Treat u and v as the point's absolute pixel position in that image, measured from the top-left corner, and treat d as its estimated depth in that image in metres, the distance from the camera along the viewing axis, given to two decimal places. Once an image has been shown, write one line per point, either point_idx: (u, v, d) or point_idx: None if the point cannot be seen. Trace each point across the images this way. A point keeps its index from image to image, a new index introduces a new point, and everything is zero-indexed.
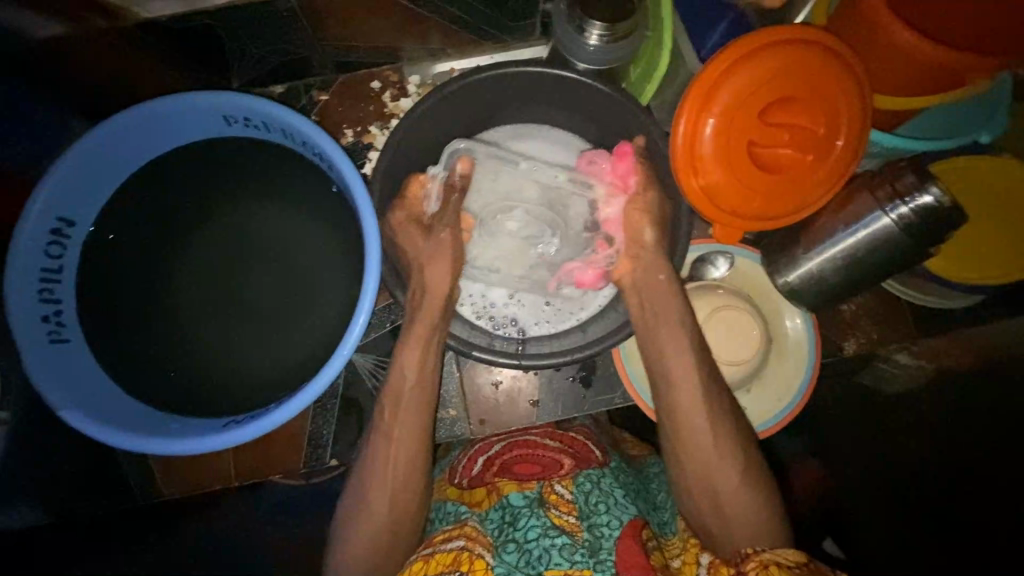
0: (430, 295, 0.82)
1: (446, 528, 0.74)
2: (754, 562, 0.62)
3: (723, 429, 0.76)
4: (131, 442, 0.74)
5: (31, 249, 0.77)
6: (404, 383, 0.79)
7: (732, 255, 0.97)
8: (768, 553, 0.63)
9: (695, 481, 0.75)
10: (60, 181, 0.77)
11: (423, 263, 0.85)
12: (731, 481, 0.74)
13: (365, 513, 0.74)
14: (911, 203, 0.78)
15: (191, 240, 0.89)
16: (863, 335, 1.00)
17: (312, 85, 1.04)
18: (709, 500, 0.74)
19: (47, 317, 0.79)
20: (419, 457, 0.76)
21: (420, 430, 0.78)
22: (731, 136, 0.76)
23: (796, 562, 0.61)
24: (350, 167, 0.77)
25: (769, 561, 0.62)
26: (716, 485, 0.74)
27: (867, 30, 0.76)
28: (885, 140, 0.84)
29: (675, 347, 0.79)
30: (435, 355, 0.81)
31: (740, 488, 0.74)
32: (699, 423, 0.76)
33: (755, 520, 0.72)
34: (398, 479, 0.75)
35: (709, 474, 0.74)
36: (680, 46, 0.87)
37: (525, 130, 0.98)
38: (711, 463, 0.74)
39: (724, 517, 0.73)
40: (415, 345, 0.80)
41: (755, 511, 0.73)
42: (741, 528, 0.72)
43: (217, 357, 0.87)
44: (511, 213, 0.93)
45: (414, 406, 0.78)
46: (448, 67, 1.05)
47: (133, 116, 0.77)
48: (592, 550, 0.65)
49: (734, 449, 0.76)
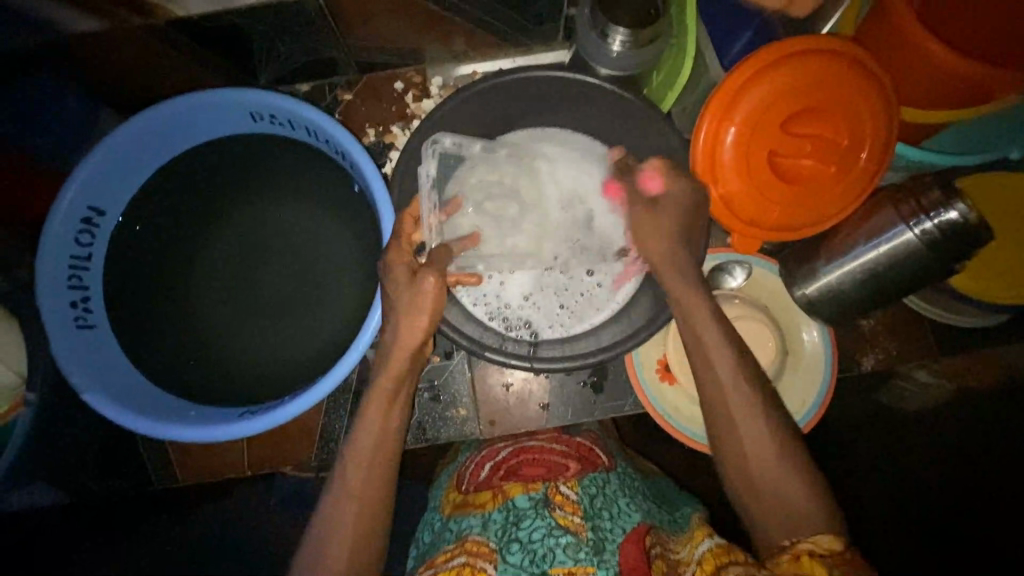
0: (407, 324, 0.72)
1: (447, 547, 0.72)
2: (786, 555, 0.60)
3: (768, 409, 0.69)
4: (151, 428, 0.76)
5: (63, 237, 0.79)
6: (384, 404, 0.72)
7: (749, 265, 0.96)
8: (804, 544, 0.61)
9: (738, 474, 0.68)
10: (92, 171, 0.79)
11: (397, 315, 0.72)
12: (768, 455, 0.67)
13: (338, 526, 0.68)
14: (936, 218, 0.76)
15: (215, 232, 0.90)
16: (881, 351, 0.98)
17: (337, 84, 1.05)
18: (750, 491, 0.67)
19: (75, 303, 0.81)
20: (388, 470, 0.72)
21: (380, 443, 0.71)
22: (752, 144, 0.76)
23: (829, 551, 0.59)
24: (370, 165, 0.80)
25: (805, 554, 0.59)
26: (757, 464, 0.67)
27: (894, 44, 0.75)
28: (911, 154, 0.83)
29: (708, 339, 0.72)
30: (397, 409, 0.73)
31: (779, 468, 0.66)
32: (736, 399, 0.69)
33: (798, 504, 0.64)
34: (364, 480, 0.70)
35: (748, 463, 0.67)
36: (703, 53, 0.86)
37: (528, 139, 0.97)
38: (753, 441, 0.68)
39: (768, 505, 0.65)
40: (383, 386, 0.72)
41: (796, 494, 0.64)
42: (787, 511, 0.64)
43: (236, 348, 0.89)
44: (511, 206, 0.92)
45: (390, 406, 0.73)
46: (470, 69, 1.05)
47: (165, 112, 0.80)
48: (596, 549, 0.66)
49: (766, 423, 0.68)
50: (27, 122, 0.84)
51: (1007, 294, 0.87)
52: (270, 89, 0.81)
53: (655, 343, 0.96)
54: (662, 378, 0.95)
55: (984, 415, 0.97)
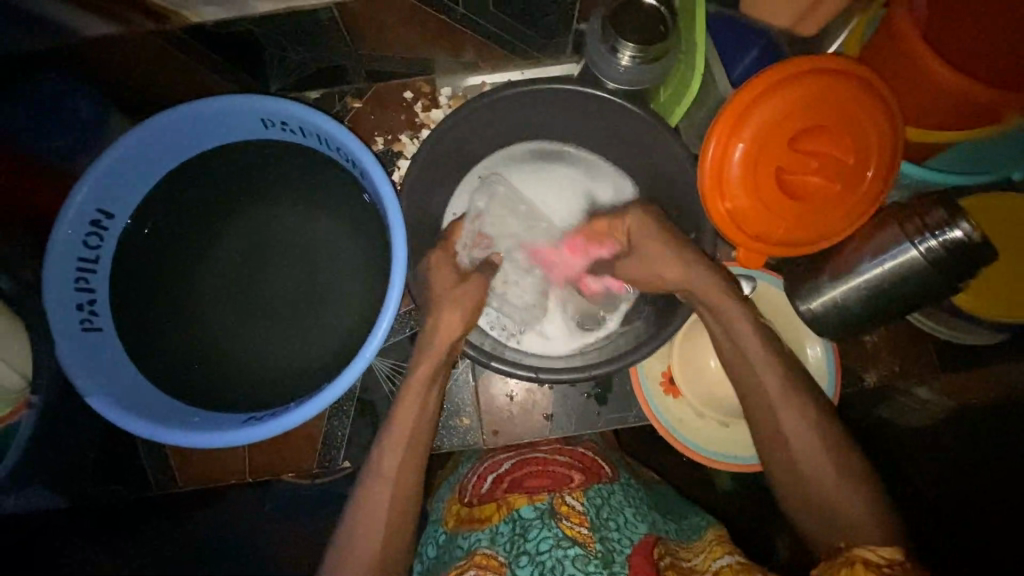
0: (450, 316, 0.82)
1: (457, 562, 0.72)
2: (841, 560, 0.62)
3: (815, 417, 0.74)
4: (156, 432, 0.76)
5: (70, 238, 0.79)
6: (412, 415, 0.77)
7: (754, 279, 0.96)
8: (858, 551, 0.63)
9: (796, 486, 0.73)
10: (105, 172, 0.80)
11: (438, 312, 0.82)
12: (817, 458, 0.72)
13: (366, 521, 0.72)
14: (940, 237, 0.78)
15: (223, 236, 0.91)
16: (884, 368, 1.01)
17: (346, 92, 1.05)
18: (813, 501, 0.71)
19: (81, 305, 0.81)
20: (412, 477, 0.75)
21: (412, 439, 0.76)
22: (760, 162, 0.77)
23: (887, 560, 0.61)
24: (380, 173, 0.79)
25: (860, 562, 0.61)
26: (814, 473, 0.71)
27: (901, 63, 0.76)
28: (914, 172, 0.84)
29: (750, 362, 0.77)
30: (436, 395, 0.80)
31: (830, 470, 0.71)
32: (784, 412, 0.74)
33: (848, 507, 0.69)
34: (389, 489, 0.74)
35: (805, 474, 0.72)
36: (712, 69, 0.87)
37: (542, 149, 1.01)
38: (802, 445, 0.73)
39: (819, 504, 0.71)
40: (419, 380, 0.79)
41: (844, 498, 0.69)
42: (838, 511, 0.69)
43: (241, 355, 0.89)
44: (519, 251, 0.97)
45: (421, 405, 0.78)
46: (479, 80, 1.06)
47: (183, 115, 0.81)
48: (605, 562, 0.66)
49: (816, 429, 0.73)
50: (41, 123, 0.85)
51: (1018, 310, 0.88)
52: (283, 96, 0.82)
53: (659, 354, 0.96)
54: (665, 391, 0.95)
55: None
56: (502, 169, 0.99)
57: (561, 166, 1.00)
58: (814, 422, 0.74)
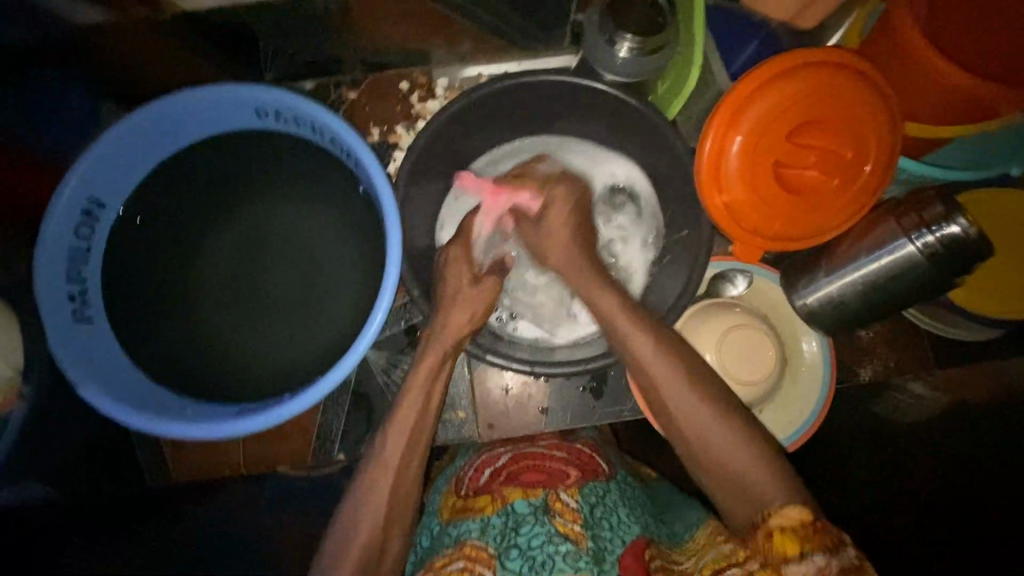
0: (459, 307, 0.84)
1: (446, 551, 0.72)
2: (761, 533, 0.61)
3: (719, 406, 0.71)
4: (148, 425, 0.75)
5: (61, 229, 0.78)
6: (411, 411, 0.77)
7: (751, 274, 0.95)
8: (773, 519, 0.61)
9: (708, 471, 0.70)
10: (96, 161, 0.78)
11: (449, 307, 0.83)
12: (728, 439, 0.69)
13: (363, 514, 0.71)
14: (938, 232, 0.78)
15: (217, 227, 0.90)
16: (880, 361, 0.97)
17: (342, 82, 1.01)
18: (727, 483, 0.68)
19: (72, 297, 0.80)
20: (410, 471, 0.75)
21: (415, 430, 0.76)
22: (757, 154, 0.76)
23: (799, 522, 0.60)
24: (376, 165, 0.78)
25: (777, 530, 0.59)
26: (723, 453, 0.69)
27: (902, 56, 0.76)
28: (913, 167, 0.83)
29: (643, 349, 0.76)
30: (441, 387, 0.80)
31: (739, 448, 0.69)
32: (687, 395, 0.72)
33: (761, 483, 0.66)
34: (391, 483, 0.73)
35: (714, 454, 0.70)
36: (710, 61, 0.87)
37: (547, 139, 0.99)
38: (711, 431, 0.70)
39: (732, 485, 0.68)
40: (429, 368, 0.79)
41: (756, 473, 0.67)
42: (749, 487, 0.66)
43: (235, 348, 0.88)
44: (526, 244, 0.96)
45: (423, 399, 0.78)
46: (476, 72, 1.03)
47: (174, 103, 0.79)
48: (596, 559, 0.66)
49: (719, 408, 0.71)
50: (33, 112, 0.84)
51: (1014, 308, 0.89)
52: (278, 86, 0.81)
53: None
54: None
55: (976, 425, 1.00)
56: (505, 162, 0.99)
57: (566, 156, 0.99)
58: (717, 407, 0.71)
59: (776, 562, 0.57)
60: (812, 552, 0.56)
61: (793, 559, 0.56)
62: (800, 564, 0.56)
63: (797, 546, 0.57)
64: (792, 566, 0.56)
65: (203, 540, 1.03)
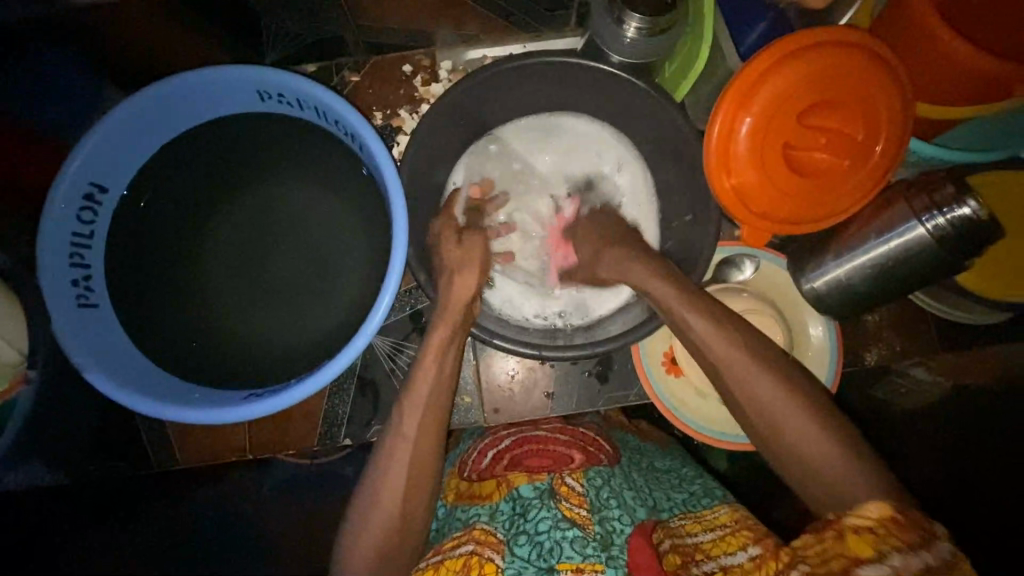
0: (460, 280, 0.82)
1: (455, 534, 0.72)
2: (831, 533, 0.57)
3: (777, 371, 0.70)
4: (156, 411, 0.75)
5: (65, 212, 0.77)
6: (420, 386, 0.76)
7: (758, 259, 0.95)
8: (847, 519, 0.58)
9: (768, 443, 0.70)
10: (99, 141, 0.77)
11: (447, 279, 0.83)
12: (788, 414, 0.68)
13: (378, 496, 0.71)
14: (949, 213, 0.77)
15: (223, 209, 0.89)
16: (885, 345, 0.97)
17: (344, 65, 0.99)
18: (789, 455, 0.68)
19: (76, 281, 0.79)
20: (424, 452, 0.74)
21: (430, 412, 0.76)
22: (769, 136, 0.75)
23: (877, 520, 0.56)
24: (380, 147, 0.77)
25: (852, 531, 0.56)
26: (780, 427, 0.68)
27: (915, 35, 0.75)
28: (923, 150, 0.82)
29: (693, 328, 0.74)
30: (451, 360, 0.80)
31: (797, 413, 0.68)
32: (738, 370, 0.71)
33: (824, 458, 0.66)
34: (409, 454, 0.73)
35: (771, 424, 0.69)
36: (720, 43, 0.85)
37: (566, 119, 0.98)
38: (769, 404, 0.69)
39: (793, 460, 0.68)
40: (440, 341, 0.79)
41: (817, 447, 0.66)
42: (810, 461, 0.66)
43: (240, 332, 0.88)
44: (516, 213, 0.98)
45: (427, 376, 0.77)
46: (480, 54, 1.00)
47: (177, 84, 0.78)
48: (604, 544, 0.65)
49: (775, 377, 0.70)
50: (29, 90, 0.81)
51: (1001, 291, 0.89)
52: (279, 67, 0.79)
53: (661, 335, 0.95)
54: (668, 370, 0.95)
55: None
56: (495, 129, 0.97)
57: (577, 140, 0.99)
58: (771, 370, 0.70)
59: (846, 562, 0.54)
60: (889, 555, 0.53)
61: (867, 561, 0.53)
62: (875, 566, 0.52)
63: (872, 549, 0.54)
64: (864, 567, 0.52)
65: (199, 533, 1.01)
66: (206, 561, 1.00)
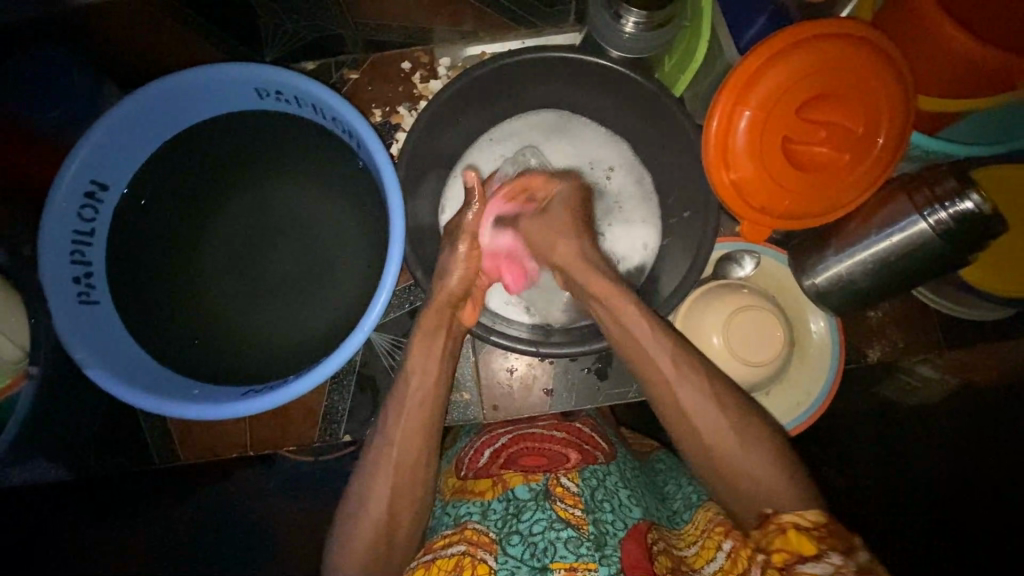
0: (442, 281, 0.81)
1: (446, 532, 0.72)
2: (772, 527, 0.61)
3: (732, 409, 0.71)
4: (156, 406, 0.75)
5: (65, 211, 0.78)
6: (411, 387, 0.77)
7: (759, 255, 0.94)
8: (786, 515, 0.61)
9: (726, 482, 0.69)
10: (99, 139, 0.78)
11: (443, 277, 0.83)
12: (738, 452, 0.68)
13: (373, 491, 0.71)
14: (950, 209, 0.76)
15: (224, 207, 0.90)
16: (888, 343, 0.95)
17: (343, 62, 1.02)
18: (741, 494, 0.67)
19: (78, 279, 0.80)
20: (418, 451, 0.74)
21: (425, 412, 0.76)
22: (768, 130, 0.75)
23: (814, 523, 0.59)
24: (377, 144, 0.77)
25: (790, 527, 0.59)
26: (732, 464, 0.68)
27: (914, 27, 0.74)
28: (926, 142, 0.81)
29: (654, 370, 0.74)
30: (445, 360, 0.80)
31: (746, 453, 0.68)
32: (696, 414, 0.71)
33: (780, 490, 0.65)
34: (399, 453, 0.73)
35: (732, 456, 0.68)
36: (719, 38, 0.84)
37: (566, 122, 0.98)
38: (724, 446, 0.69)
39: (751, 495, 0.66)
40: (431, 336, 0.80)
41: (773, 477, 0.66)
42: (762, 496, 0.66)
43: (242, 329, 0.88)
44: None
45: (422, 374, 0.78)
46: (479, 50, 1.04)
47: (178, 81, 0.78)
48: (598, 544, 0.64)
49: (731, 413, 0.70)
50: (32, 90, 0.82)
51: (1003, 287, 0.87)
52: (277, 66, 0.80)
53: None
54: None
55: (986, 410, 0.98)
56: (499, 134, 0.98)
57: (585, 141, 0.98)
58: (723, 406, 0.71)
59: (787, 556, 0.56)
60: (823, 551, 0.55)
61: (809, 557, 0.55)
62: (813, 563, 0.55)
63: (813, 545, 0.56)
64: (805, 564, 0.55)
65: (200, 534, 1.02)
66: (206, 562, 1.02)
